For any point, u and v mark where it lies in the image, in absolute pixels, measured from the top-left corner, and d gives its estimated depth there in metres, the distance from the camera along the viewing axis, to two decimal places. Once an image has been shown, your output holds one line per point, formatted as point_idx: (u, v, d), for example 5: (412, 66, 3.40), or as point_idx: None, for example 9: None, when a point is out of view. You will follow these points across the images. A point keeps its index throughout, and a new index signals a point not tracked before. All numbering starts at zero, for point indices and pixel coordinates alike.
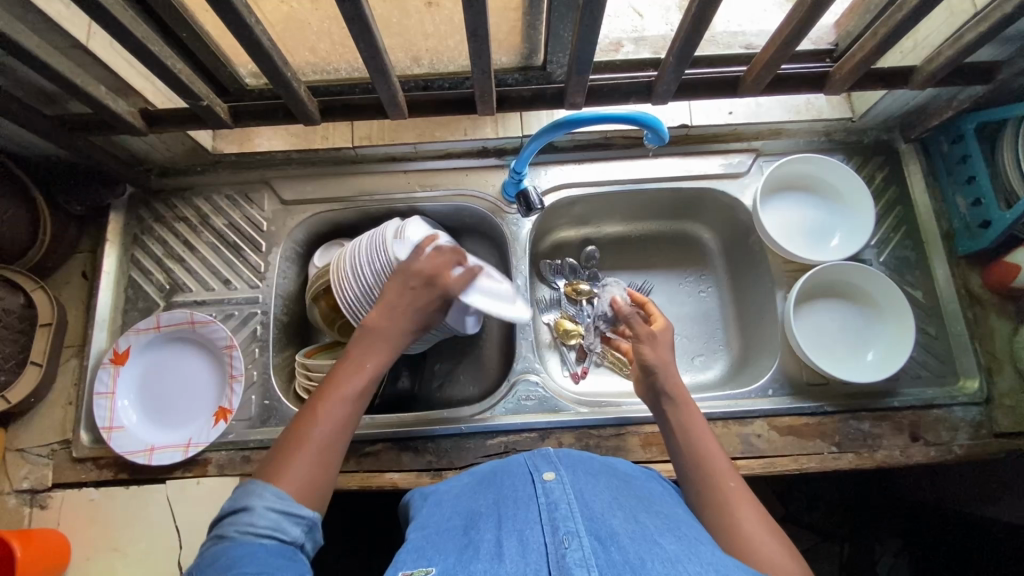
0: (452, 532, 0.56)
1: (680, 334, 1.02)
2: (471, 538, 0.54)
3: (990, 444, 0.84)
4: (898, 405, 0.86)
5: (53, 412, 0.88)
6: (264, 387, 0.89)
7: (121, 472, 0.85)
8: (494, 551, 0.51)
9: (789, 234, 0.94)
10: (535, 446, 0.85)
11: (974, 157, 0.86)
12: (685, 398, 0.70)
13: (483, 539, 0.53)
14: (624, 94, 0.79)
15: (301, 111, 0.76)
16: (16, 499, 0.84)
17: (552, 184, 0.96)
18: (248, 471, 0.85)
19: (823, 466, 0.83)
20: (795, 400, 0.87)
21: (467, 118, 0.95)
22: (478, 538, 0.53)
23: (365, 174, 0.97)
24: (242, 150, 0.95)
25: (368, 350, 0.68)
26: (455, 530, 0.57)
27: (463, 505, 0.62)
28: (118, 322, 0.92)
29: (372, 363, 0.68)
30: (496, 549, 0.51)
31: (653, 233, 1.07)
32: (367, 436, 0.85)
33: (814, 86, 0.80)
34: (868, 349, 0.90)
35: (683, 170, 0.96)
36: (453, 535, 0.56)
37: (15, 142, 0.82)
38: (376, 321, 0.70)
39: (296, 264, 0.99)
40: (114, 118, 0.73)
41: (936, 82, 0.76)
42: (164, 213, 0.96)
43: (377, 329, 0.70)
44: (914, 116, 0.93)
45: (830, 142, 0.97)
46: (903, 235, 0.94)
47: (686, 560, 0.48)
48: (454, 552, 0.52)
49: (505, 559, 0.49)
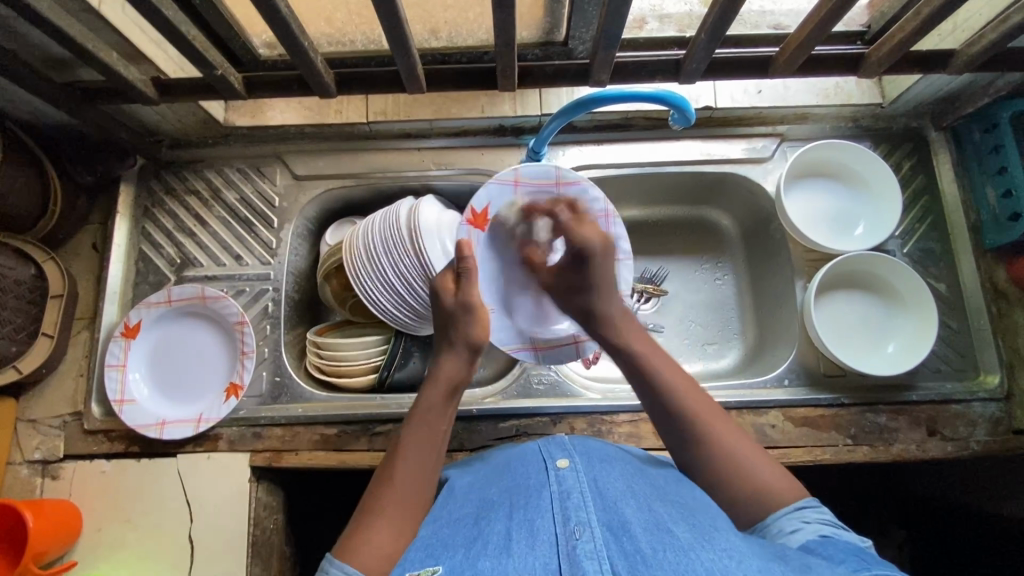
0: (464, 523, 0.55)
1: (694, 321, 1.01)
2: (480, 530, 0.53)
3: (1007, 441, 0.83)
4: (917, 399, 0.85)
5: (65, 383, 0.88)
6: (276, 364, 0.89)
7: (133, 445, 0.85)
8: (503, 544, 0.50)
9: (811, 222, 0.92)
10: (547, 430, 0.85)
11: (1007, 148, 0.83)
12: (684, 391, 0.63)
13: (491, 532, 0.52)
14: (649, 72, 0.77)
15: (317, 84, 0.74)
16: (28, 469, 0.84)
17: (570, 165, 0.94)
18: (258, 447, 0.85)
19: (837, 458, 0.82)
20: (811, 390, 0.86)
21: (485, 94, 0.92)
22: (488, 529, 0.53)
23: (378, 150, 0.95)
24: (254, 123, 0.92)
25: (439, 403, 0.64)
26: (465, 521, 0.56)
27: (477, 493, 0.61)
28: (129, 295, 0.92)
29: (440, 416, 0.64)
30: (505, 542, 0.50)
31: (671, 218, 1.05)
32: (379, 416, 0.85)
33: (848, 69, 0.77)
34: (889, 341, 0.88)
35: (705, 154, 0.93)
36: (464, 526, 0.55)
37: (26, 108, 0.80)
38: (435, 374, 0.67)
39: (308, 241, 0.98)
40: (126, 86, 0.71)
41: (975, 67, 0.73)
42: (175, 186, 0.95)
43: (441, 377, 0.66)
44: (948, 103, 0.90)
45: (857, 128, 0.95)
46: (928, 226, 0.92)
47: (700, 549, 0.47)
48: (461, 546, 0.52)
49: (513, 551, 0.49)
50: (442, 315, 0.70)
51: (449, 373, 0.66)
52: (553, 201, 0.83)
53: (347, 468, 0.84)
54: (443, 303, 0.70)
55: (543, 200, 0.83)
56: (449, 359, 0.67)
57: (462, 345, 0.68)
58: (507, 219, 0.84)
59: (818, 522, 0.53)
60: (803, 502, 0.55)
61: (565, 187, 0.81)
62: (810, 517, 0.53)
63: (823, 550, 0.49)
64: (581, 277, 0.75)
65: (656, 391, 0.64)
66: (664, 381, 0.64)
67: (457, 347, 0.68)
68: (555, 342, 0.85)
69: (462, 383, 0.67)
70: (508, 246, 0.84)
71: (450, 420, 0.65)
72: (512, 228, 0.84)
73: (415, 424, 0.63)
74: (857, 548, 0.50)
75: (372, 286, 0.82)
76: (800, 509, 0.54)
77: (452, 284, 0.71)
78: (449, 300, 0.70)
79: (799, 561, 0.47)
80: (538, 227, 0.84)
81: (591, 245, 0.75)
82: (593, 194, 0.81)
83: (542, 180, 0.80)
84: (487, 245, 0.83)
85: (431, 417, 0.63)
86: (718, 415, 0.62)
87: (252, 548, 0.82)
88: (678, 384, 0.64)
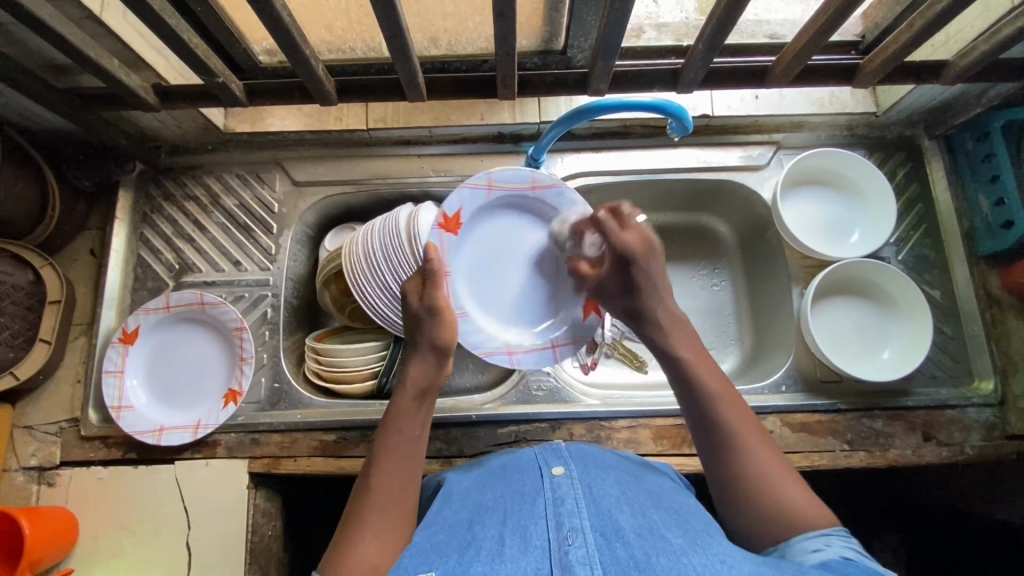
0: (458, 528, 0.55)
1: (691, 327, 1.02)
2: (474, 535, 0.53)
3: (1002, 446, 0.84)
4: (912, 404, 0.86)
5: (62, 389, 0.87)
6: (275, 370, 0.89)
7: (130, 452, 0.85)
8: (496, 549, 0.51)
9: (806, 230, 0.93)
10: (546, 436, 0.85)
11: (1000, 156, 0.85)
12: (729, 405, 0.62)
13: (485, 537, 0.53)
14: (648, 81, 0.77)
15: (318, 91, 0.74)
16: (24, 475, 0.84)
17: (568, 173, 0.94)
18: (257, 454, 0.84)
19: (834, 464, 0.83)
20: (808, 396, 0.86)
21: (484, 101, 0.93)
22: (481, 535, 0.53)
23: (378, 157, 0.95)
24: (254, 129, 0.93)
25: (410, 409, 0.65)
26: (460, 526, 0.56)
27: (472, 498, 0.61)
28: (126, 301, 0.91)
29: (412, 422, 0.64)
30: (499, 548, 0.51)
31: (669, 224, 1.06)
32: (378, 422, 0.85)
33: (843, 79, 0.78)
34: (884, 346, 0.89)
35: (702, 162, 0.94)
36: (458, 531, 0.55)
37: (25, 113, 0.80)
38: (405, 380, 0.67)
39: (307, 247, 0.98)
40: (126, 93, 0.71)
41: (967, 77, 0.75)
42: (174, 192, 0.95)
43: (410, 381, 0.67)
44: (941, 112, 0.91)
45: (852, 137, 0.96)
46: (923, 233, 0.93)
47: (691, 554, 0.48)
48: (454, 551, 0.51)
49: (506, 556, 0.49)
50: (410, 318, 0.72)
51: (416, 376, 0.67)
52: (525, 204, 0.87)
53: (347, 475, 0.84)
54: (411, 306, 0.72)
55: (518, 205, 0.87)
56: (417, 362, 0.68)
57: (430, 348, 0.69)
58: (480, 225, 0.86)
59: (843, 547, 0.51)
60: (831, 530, 0.54)
61: (540, 190, 0.85)
62: (835, 542, 0.52)
63: (839, 567, 0.48)
64: (627, 283, 0.74)
65: (700, 397, 0.63)
66: (704, 387, 0.64)
67: (424, 350, 0.69)
68: (530, 347, 0.86)
69: (431, 387, 0.67)
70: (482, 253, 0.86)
71: (422, 423, 0.65)
72: (483, 232, 0.86)
73: (390, 431, 0.63)
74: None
75: (370, 292, 0.83)
76: (826, 534, 0.53)
77: (420, 289, 0.72)
78: (415, 304, 0.72)
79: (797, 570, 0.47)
80: (512, 232, 0.87)
81: (632, 249, 0.73)
82: (568, 197, 0.86)
83: (516, 182, 0.84)
84: (459, 249, 0.84)
85: (403, 422, 0.64)
86: (753, 429, 0.61)
87: (251, 556, 0.82)
88: (721, 393, 0.63)
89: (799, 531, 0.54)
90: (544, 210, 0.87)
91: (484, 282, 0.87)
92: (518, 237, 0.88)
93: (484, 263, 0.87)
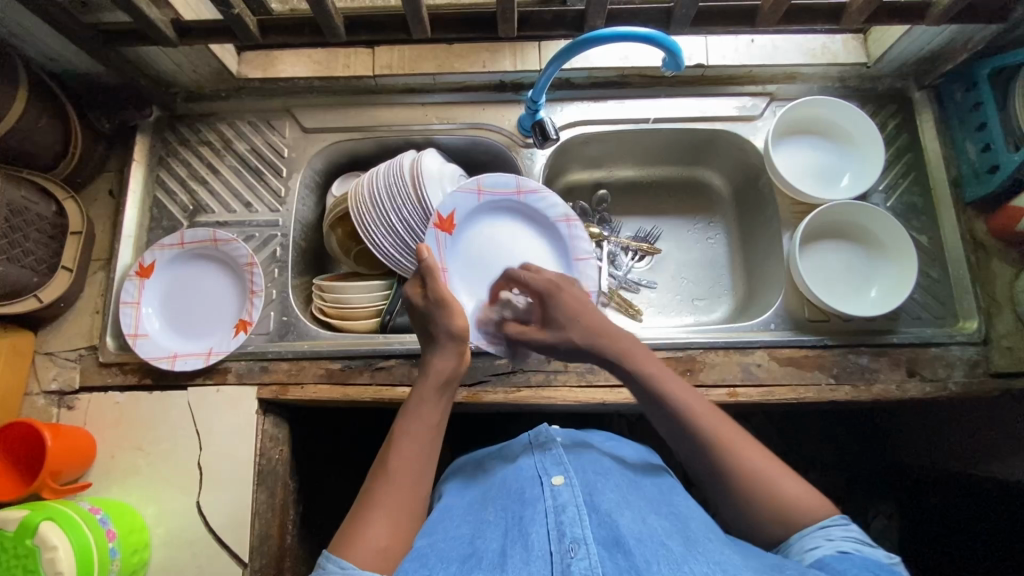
0: (458, 542, 0.57)
1: (686, 278, 1.05)
2: (476, 548, 0.56)
3: (984, 382, 0.86)
4: (897, 342, 0.88)
5: (82, 319, 0.92)
6: (283, 304, 0.92)
7: (145, 377, 0.89)
8: (497, 560, 0.53)
9: (797, 175, 0.96)
10: (542, 367, 0.88)
11: (987, 103, 0.87)
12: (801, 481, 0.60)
13: (487, 550, 0.55)
14: (643, 20, 0.80)
15: (327, 26, 0.77)
16: (44, 399, 0.88)
17: (567, 122, 0.97)
18: (265, 380, 0.88)
19: (820, 396, 0.85)
20: (796, 333, 0.89)
21: (487, 50, 0.96)
22: (483, 547, 0.55)
23: (384, 105, 0.99)
24: (265, 75, 0.97)
25: (430, 398, 0.67)
26: (461, 539, 0.58)
27: (473, 515, 0.63)
28: (143, 238, 0.96)
29: (432, 409, 0.67)
30: (500, 559, 0.53)
31: (667, 179, 1.10)
32: (381, 352, 0.89)
33: (831, 19, 0.81)
34: (871, 286, 0.92)
35: (698, 111, 0.97)
36: (459, 543, 0.57)
37: (52, 48, 0.85)
38: (429, 369, 0.70)
39: (315, 193, 1.02)
40: (148, 24, 0.75)
41: (951, 16, 0.78)
42: (189, 137, 0.99)
43: (433, 371, 0.69)
44: (931, 61, 0.94)
45: (844, 88, 0.98)
46: (911, 181, 0.95)
47: (694, 562, 0.50)
48: (456, 560, 0.54)
49: (508, 566, 0.52)
50: (419, 316, 0.73)
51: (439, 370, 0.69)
52: (514, 208, 0.91)
53: (351, 402, 0.88)
54: (415, 305, 0.73)
55: (504, 209, 0.91)
56: (440, 354, 0.71)
57: (449, 339, 0.71)
58: (471, 228, 0.90)
59: (842, 538, 0.55)
60: (831, 520, 0.57)
61: (524, 195, 0.90)
62: (835, 534, 0.55)
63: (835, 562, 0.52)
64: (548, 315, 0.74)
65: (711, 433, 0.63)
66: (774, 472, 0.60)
67: (443, 341, 0.71)
68: None
69: (453, 376, 0.70)
70: (477, 257, 0.90)
71: (443, 411, 0.68)
72: (477, 235, 0.91)
73: (411, 419, 0.66)
74: (878, 564, 0.51)
75: (373, 228, 0.87)
76: (826, 527, 0.56)
77: (421, 286, 0.74)
78: (421, 300, 0.72)
79: (796, 571, 0.50)
80: (504, 233, 0.92)
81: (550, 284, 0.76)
82: (553, 202, 0.90)
83: (502, 188, 0.89)
84: (456, 247, 0.88)
85: (424, 410, 0.66)
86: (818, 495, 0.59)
87: (258, 477, 0.86)
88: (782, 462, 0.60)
89: (804, 527, 0.57)
90: (531, 211, 0.92)
91: (486, 281, 0.90)
92: (511, 238, 0.92)
93: (478, 263, 0.90)
